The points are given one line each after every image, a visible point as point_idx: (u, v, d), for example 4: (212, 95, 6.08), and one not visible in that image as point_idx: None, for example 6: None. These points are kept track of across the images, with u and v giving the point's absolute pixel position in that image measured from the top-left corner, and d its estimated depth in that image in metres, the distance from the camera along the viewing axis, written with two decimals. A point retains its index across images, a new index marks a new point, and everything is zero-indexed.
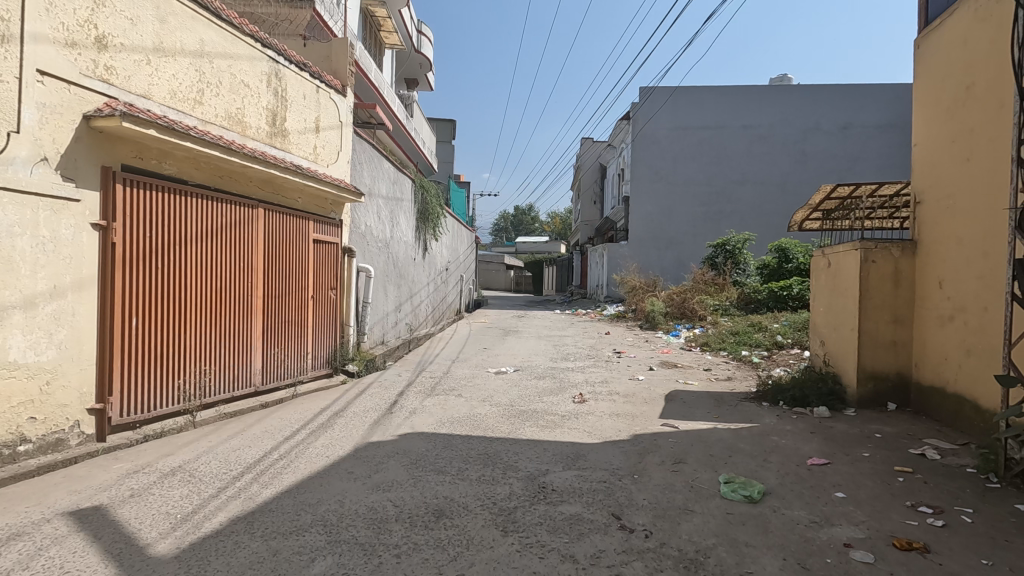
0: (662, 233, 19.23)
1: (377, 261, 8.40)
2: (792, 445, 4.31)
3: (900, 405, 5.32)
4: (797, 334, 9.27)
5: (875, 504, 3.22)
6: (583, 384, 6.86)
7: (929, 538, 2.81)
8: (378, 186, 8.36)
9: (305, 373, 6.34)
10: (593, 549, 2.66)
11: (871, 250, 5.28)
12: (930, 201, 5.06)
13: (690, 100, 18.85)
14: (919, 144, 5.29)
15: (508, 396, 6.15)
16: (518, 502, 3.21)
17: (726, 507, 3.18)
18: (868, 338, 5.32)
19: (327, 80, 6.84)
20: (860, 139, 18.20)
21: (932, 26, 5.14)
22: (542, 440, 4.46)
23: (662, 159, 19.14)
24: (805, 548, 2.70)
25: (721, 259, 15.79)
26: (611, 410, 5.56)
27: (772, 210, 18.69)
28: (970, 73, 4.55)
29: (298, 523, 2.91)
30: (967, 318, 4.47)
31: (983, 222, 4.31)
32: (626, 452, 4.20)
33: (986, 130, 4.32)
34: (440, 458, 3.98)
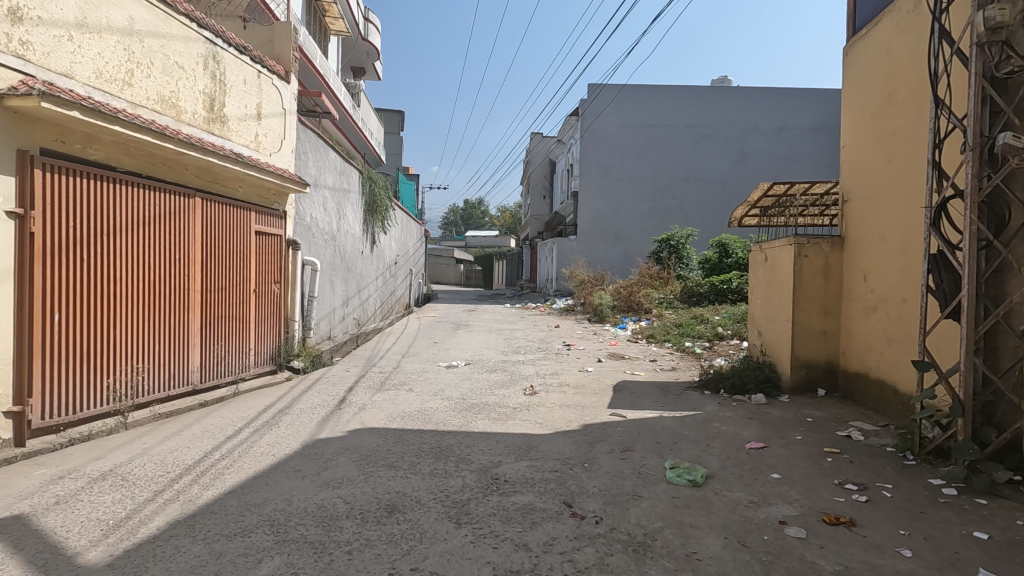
0: (610, 228, 19.65)
1: (323, 254, 8.17)
2: (733, 431, 4.52)
3: (829, 390, 5.69)
4: (736, 325, 9.72)
5: (807, 483, 3.44)
6: (534, 376, 6.94)
7: (855, 512, 3.02)
8: (324, 177, 8.11)
9: (247, 370, 6.10)
10: (546, 537, 2.71)
11: (803, 245, 5.61)
12: (856, 200, 5.40)
13: (637, 99, 19.27)
14: (847, 146, 5.63)
15: (460, 389, 6.15)
16: (471, 494, 3.22)
17: (672, 491, 3.31)
18: (801, 327, 5.65)
19: (269, 64, 6.56)
20: (794, 140, 19.16)
21: (860, 34, 5.46)
22: (494, 433, 4.48)
23: (610, 156, 19.52)
24: (744, 526, 2.85)
25: (665, 254, 16.26)
26: (561, 401, 5.65)
27: (714, 207, 19.43)
28: (892, 80, 4.88)
29: (243, 524, 2.80)
30: (888, 308, 4.81)
31: (902, 220, 4.65)
32: (576, 442, 4.29)
33: (907, 134, 4.64)
34: (391, 453, 3.93)
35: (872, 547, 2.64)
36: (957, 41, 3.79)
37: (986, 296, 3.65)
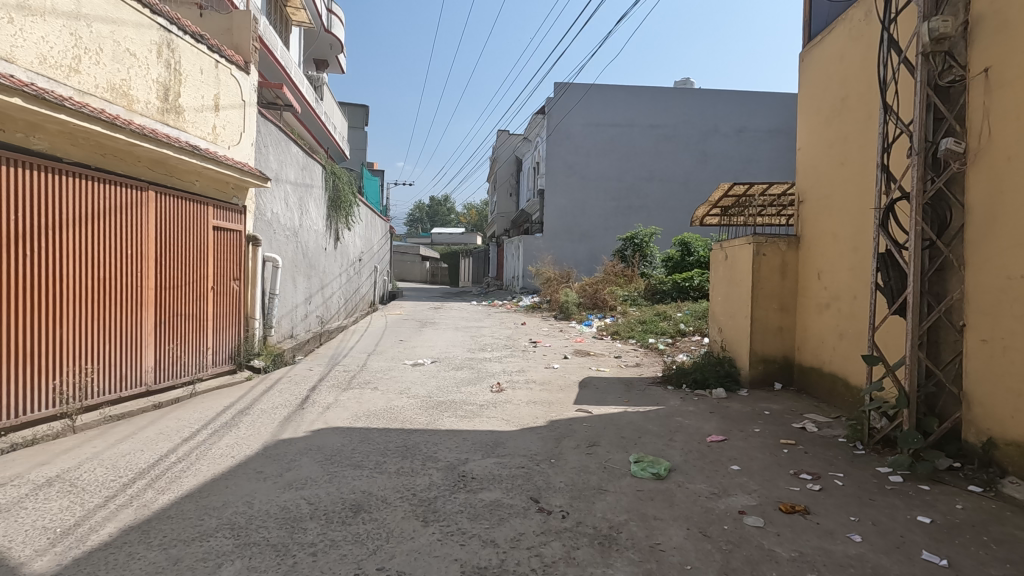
0: (575, 226, 19.84)
1: (285, 250, 7.98)
2: (695, 425, 4.64)
3: (785, 383, 5.90)
4: (698, 322, 9.97)
5: (764, 473, 3.56)
6: (501, 373, 6.95)
7: (809, 500, 3.15)
8: (285, 171, 7.90)
9: (205, 370, 5.90)
10: (513, 533, 2.72)
11: (762, 243, 5.80)
12: (811, 200, 5.61)
13: (602, 98, 19.47)
14: (802, 148, 5.84)
15: (426, 387, 6.12)
16: (438, 492, 3.21)
17: (636, 484, 3.38)
18: (759, 323, 5.84)
19: (227, 54, 6.35)
20: (753, 142, 19.71)
21: (815, 41, 5.66)
22: (461, 430, 4.47)
23: (576, 154, 19.69)
24: (706, 517, 2.93)
25: (629, 252, 16.52)
26: (528, 397, 5.68)
27: (676, 206, 19.85)
28: (845, 86, 5.09)
29: (201, 528, 2.72)
30: (840, 305, 5.02)
31: (854, 220, 4.86)
32: (543, 438, 4.32)
33: (858, 138, 4.85)
34: (357, 452, 3.88)
35: (825, 533, 2.76)
36: (904, 51, 3.98)
37: (929, 292, 3.85)
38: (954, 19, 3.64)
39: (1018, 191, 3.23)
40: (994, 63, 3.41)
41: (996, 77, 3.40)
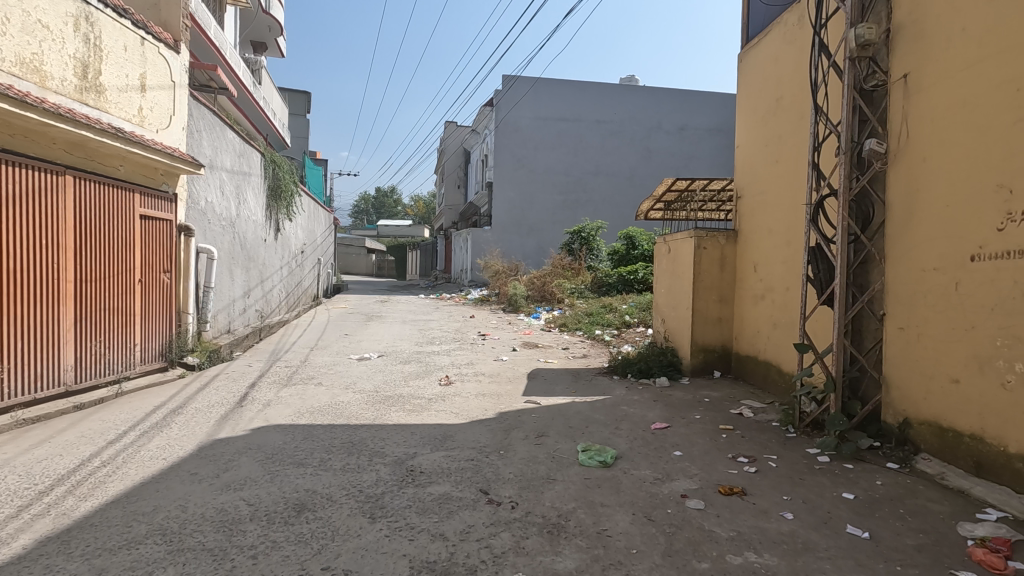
0: (524, 219, 19.93)
1: (221, 241, 7.59)
2: (639, 413, 4.78)
3: (723, 372, 6.17)
4: (642, 313, 10.25)
5: (705, 458, 3.71)
6: (449, 367, 6.90)
7: (746, 482, 3.30)
8: (220, 158, 7.51)
9: (132, 368, 5.53)
10: (462, 525, 2.71)
11: (702, 237, 6.02)
12: (748, 197, 5.86)
13: (550, 93, 19.59)
14: (740, 146, 6.08)
15: (373, 382, 5.98)
16: (385, 487, 3.15)
17: (584, 473, 3.44)
18: (699, 315, 6.07)
19: (154, 31, 5.94)
20: (694, 139, 20.38)
21: (752, 43, 5.90)
22: (408, 424, 4.41)
23: (524, 148, 19.73)
24: (650, 502, 3.02)
25: (577, 245, 16.68)
26: (476, 390, 5.67)
27: (621, 201, 20.29)
28: (779, 87, 5.33)
29: (128, 536, 2.55)
30: (774, 296, 5.28)
31: (787, 215, 5.11)
32: (492, 429, 4.33)
33: (791, 137, 5.09)
34: (299, 450, 3.75)
35: (760, 512, 2.90)
36: (833, 55, 4.21)
37: (854, 284, 4.11)
38: (877, 27, 3.88)
39: (933, 189, 3.47)
40: (913, 69, 3.66)
41: (914, 83, 3.64)
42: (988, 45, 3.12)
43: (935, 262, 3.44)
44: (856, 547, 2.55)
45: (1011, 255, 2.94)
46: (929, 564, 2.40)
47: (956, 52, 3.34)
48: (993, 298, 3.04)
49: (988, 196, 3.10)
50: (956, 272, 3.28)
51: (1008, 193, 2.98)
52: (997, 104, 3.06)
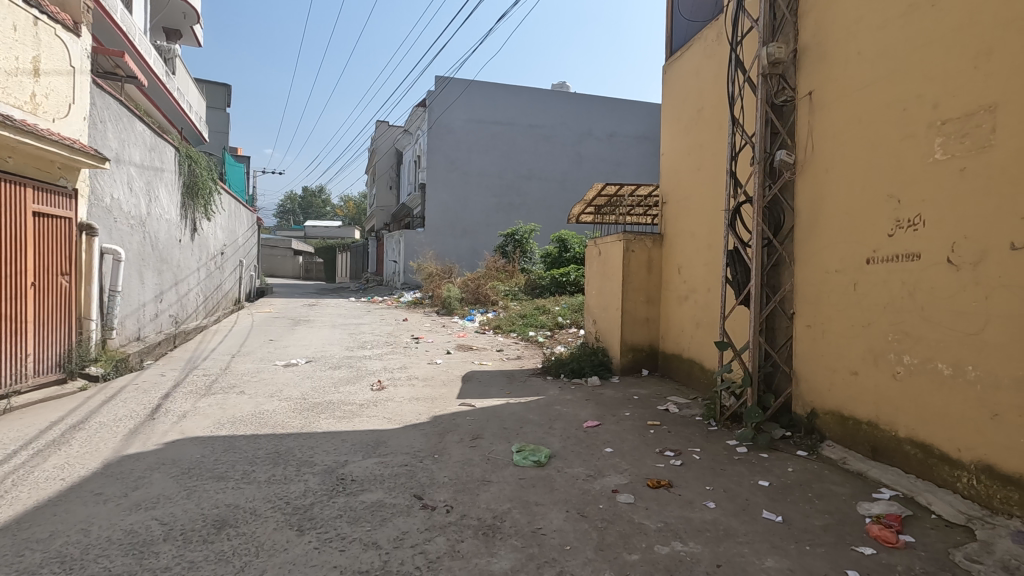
0: (457, 221, 19.84)
1: (129, 242, 7.03)
2: (572, 412, 4.88)
3: (651, 369, 6.42)
4: (574, 315, 10.49)
5: (634, 453, 3.85)
6: (381, 371, 6.74)
7: (672, 475, 3.45)
8: (129, 151, 6.96)
9: (23, 382, 4.99)
10: (396, 532, 2.66)
11: (630, 240, 6.25)
12: (672, 202, 6.14)
13: (482, 96, 19.63)
14: (665, 154, 6.36)
15: (300, 389, 5.74)
16: (314, 498, 3.03)
17: (519, 473, 3.47)
18: (628, 315, 6.30)
19: (49, 10, 5.44)
20: (622, 146, 21.12)
21: (676, 56, 6.19)
22: (339, 431, 4.27)
23: (458, 149, 19.65)
24: (583, 498, 3.09)
25: (510, 248, 16.76)
26: (410, 394, 5.58)
27: (554, 204, 20.66)
28: (700, 99, 5.62)
29: (20, 566, 2.31)
30: (697, 297, 5.57)
31: (708, 220, 5.40)
32: (426, 434, 4.27)
33: (711, 146, 5.39)
34: (220, 463, 3.53)
35: (685, 503, 3.04)
36: (748, 71, 4.51)
37: (768, 285, 4.41)
38: (786, 46, 4.19)
39: (835, 198, 3.78)
40: (817, 87, 3.98)
41: (818, 99, 3.96)
42: (879, 69, 3.45)
43: (836, 264, 3.75)
44: (771, 530, 2.73)
45: (900, 258, 3.25)
46: (834, 542, 2.61)
47: (853, 74, 3.66)
48: (885, 297, 3.35)
49: (880, 205, 3.41)
50: (854, 273, 3.59)
51: (897, 202, 3.29)
52: (887, 122, 3.38)
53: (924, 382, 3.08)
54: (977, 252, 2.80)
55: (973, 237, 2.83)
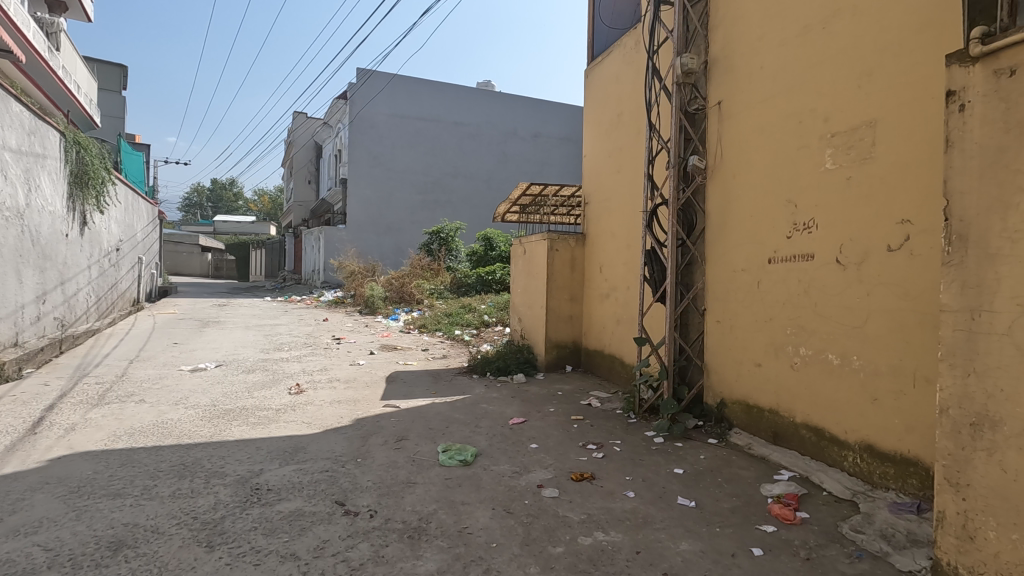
0: (381, 218, 19.36)
1: (3, 237, 6.26)
2: (498, 410, 4.91)
3: (574, 366, 6.59)
4: (500, 313, 10.56)
5: (558, 448, 3.93)
6: (300, 374, 6.44)
7: (595, 467, 3.56)
8: (3, 135, 6.19)
9: None
10: (316, 542, 2.55)
11: (554, 240, 6.38)
12: (594, 203, 6.33)
13: (406, 90, 19.30)
14: (587, 156, 6.54)
15: (209, 395, 5.37)
16: (225, 511, 2.85)
17: (445, 473, 3.45)
18: (552, 312, 6.43)
19: None
20: (546, 147, 21.49)
21: (597, 61, 6.38)
22: (253, 439, 4.04)
23: (381, 144, 19.16)
24: (509, 495, 3.12)
25: (436, 246, 16.55)
26: (331, 397, 5.38)
27: (479, 202, 20.67)
28: (620, 104, 5.83)
29: None
30: (617, 295, 5.78)
31: (627, 220, 5.61)
32: (348, 437, 4.14)
33: (630, 150, 5.61)
34: (115, 479, 3.23)
35: (607, 494, 3.15)
36: (663, 80, 4.74)
37: (682, 283, 4.66)
38: (698, 58, 4.44)
39: (741, 202, 4.05)
40: (725, 97, 4.24)
41: (726, 109, 4.23)
42: (779, 83, 3.73)
43: (742, 264, 4.02)
44: (685, 515, 2.89)
45: (797, 258, 3.54)
46: (740, 522, 2.81)
47: (756, 87, 3.93)
48: (784, 294, 3.64)
49: (780, 210, 3.70)
50: (758, 272, 3.87)
51: (794, 207, 3.58)
52: (785, 133, 3.67)
53: (818, 372, 3.37)
54: (860, 253, 3.11)
55: (857, 239, 3.14)
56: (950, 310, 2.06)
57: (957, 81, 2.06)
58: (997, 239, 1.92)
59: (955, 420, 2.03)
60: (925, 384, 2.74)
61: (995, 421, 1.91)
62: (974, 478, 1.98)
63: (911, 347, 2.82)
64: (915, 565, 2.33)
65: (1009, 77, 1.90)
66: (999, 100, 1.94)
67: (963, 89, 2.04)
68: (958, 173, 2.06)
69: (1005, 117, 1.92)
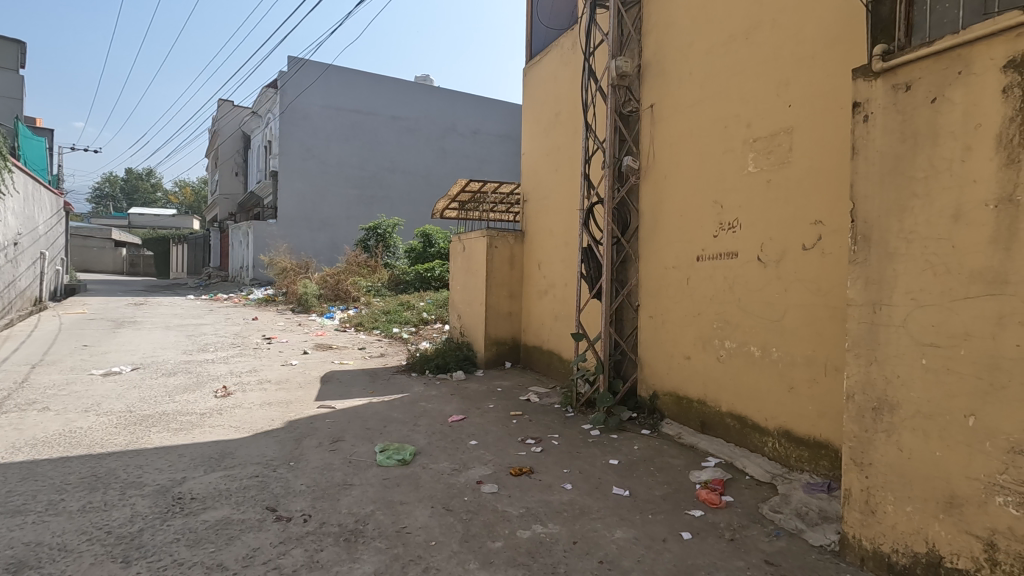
0: (315, 213, 18.70)
1: None
2: (437, 408, 4.88)
3: (513, 362, 6.65)
4: (439, 310, 10.49)
5: (498, 444, 3.96)
6: (226, 376, 6.13)
7: (534, 461, 3.62)
8: None
9: None
10: (246, 550, 2.45)
11: (494, 237, 6.40)
12: (533, 201, 6.40)
13: (341, 81, 18.72)
14: (526, 154, 6.59)
15: (125, 400, 5.01)
16: (143, 523, 2.67)
17: (383, 473, 3.39)
18: (491, 309, 6.45)
19: None
20: (485, 144, 21.49)
21: (535, 60, 6.44)
22: (175, 446, 3.80)
23: (314, 137, 18.48)
24: (448, 492, 3.11)
25: (372, 242, 16.18)
26: (261, 399, 5.16)
27: (418, 198, 20.40)
28: (558, 103, 5.92)
29: None
30: (555, 292, 5.88)
31: (565, 218, 5.71)
32: (280, 440, 3.99)
33: (567, 149, 5.70)
34: (14, 495, 2.95)
35: (545, 487, 3.21)
36: (599, 81, 4.85)
37: (617, 280, 4.81)
38: (632, 61, 4.59)
39: (672, 202, 4.22)
40: (657, 101, 4.40)
41: (658, 112, 4.40)
42: (706, 89, 3.91)
43: (673, 261, 4.20)
44: (620, 504, 2.99)
45: (723, 256, 3.74)
46: (671, 508, 2.94)
47: (686, 92, 4.11)
48: (711, 291, 3.83)
49: (707, 210, 3.88)
50: (687, 269, 4.05)
51: (720, 208, 3.77)
52: (712, 137, 3.85)
53: (741, 363, 3.57)
54: (779, 251, 3.32)
55: (776, 239, 3.34)
56: (855, 304, 2.24)
57: (862, 93, 2.24)
58: (896, 239, 2.11)
59: (860, 405, 2.21)
60: (834, 373, 2.97)
61: (892, 405, 2.10)
62: (875, 457, 2.17)
63: (823, 339, 3.04)
64: (826, 539, 2.52)
65: (905, 92, 2.09)
66: (897, 113, 2.12)
67: (867, 101, 2.22)
68: (862, 178, 2.24)
69: (902, 128, 2.11)
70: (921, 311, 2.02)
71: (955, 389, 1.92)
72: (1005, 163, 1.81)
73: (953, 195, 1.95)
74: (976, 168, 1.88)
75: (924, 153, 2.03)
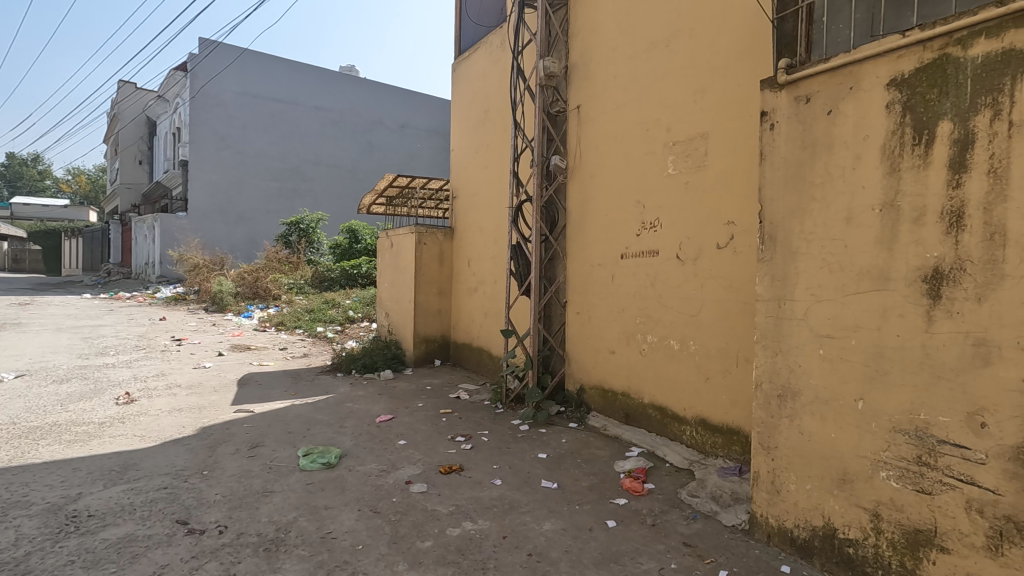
0: (230, 206, 17.63)
1: None
2: (364, 408, 4.75)
3: (443, 360, 6.60)
4: (366, 308, 10.22)
5: (427, 442, 3.92)
6: (130, 381, 5.65)
7: (463, 459, 3.61)
8: None
9: None
10: (153, 568, 2.28)
11: (422, 233, 6.31)
12: (462, 198, 6.37)
13: (258, 68, 17.77)
14: (455, 150, 6.55)
15: (8, 411, 4.50)
16: (30, 546, 2.41)
17: (306, 478, 3.26)
18: (420, 307, 6.36)
19: None
20: (414, 138, 21.06)
21: (464, 56, 6.41)
22: (68, 459, 3.46)
23: (229, 125, 17.43)
24: (375, 494, 3.04)
25: (294, 237, 15.47)
26: (170, 405, 4.81)
27: (343, 192, 19.73)
28: (487, 101, 5.92)
29: None
30: (484, 289, 5.89)
31: (494, 215, 5.73)
32: (192, 448, 3.73)
33: (496, 147, 5.72)
34: None
35: (475, 484, 3.22)
36: (527, 80, 4.90)
37: (546, 276, 4.89)
38: (559, 62, 4.67)
39: (597, 200, 4.35)
40: (583, 102, 4.51)
41: (584, 113, 4.51)
42: (630, 92, 4.05)
43: (599, 258, 4.32)
44: (548, 497, 3.05)
45: (645, 254, 3.89)
46: (597, 498, 3.03)
47: (610, 95, 4.24)
48: (634, 287, 3.98)
49: (630, 209, 4.03)
50: (612, 267, 4.19)
51: (642, 207, 3.93)
52: (635, 139, 4.00)
53: (662, 356, 3.75)
54: (695, 250, 3.50)
55: (693, 238, 3.53)
56: (763, 299, 2.41)
57: (769, 103, 2.41)
58: (797, 239, 2.29)
59: (767, 393, 2.39)
60: (744, 364, 3.18)
61: (794, 392, 2.29)
62: (780, 440, 2.35)
63: (735, 332, 3.25)
64: (737, 519, 2.70)
65: (806, 103, 2.27)
66: (799, 123, 2.30)
67: (773, 111, 2.38)
68: (770, 183, 2.41)
69: (802, 137, 2.29)
70: (819, 305, 2.20)
71: (846, 375, 2.11)
72: (888, 172, 2.01)
73: (846, 200, 2.14)
74: (865, 175, 2.08)
75: (820, 160, 2.22)
